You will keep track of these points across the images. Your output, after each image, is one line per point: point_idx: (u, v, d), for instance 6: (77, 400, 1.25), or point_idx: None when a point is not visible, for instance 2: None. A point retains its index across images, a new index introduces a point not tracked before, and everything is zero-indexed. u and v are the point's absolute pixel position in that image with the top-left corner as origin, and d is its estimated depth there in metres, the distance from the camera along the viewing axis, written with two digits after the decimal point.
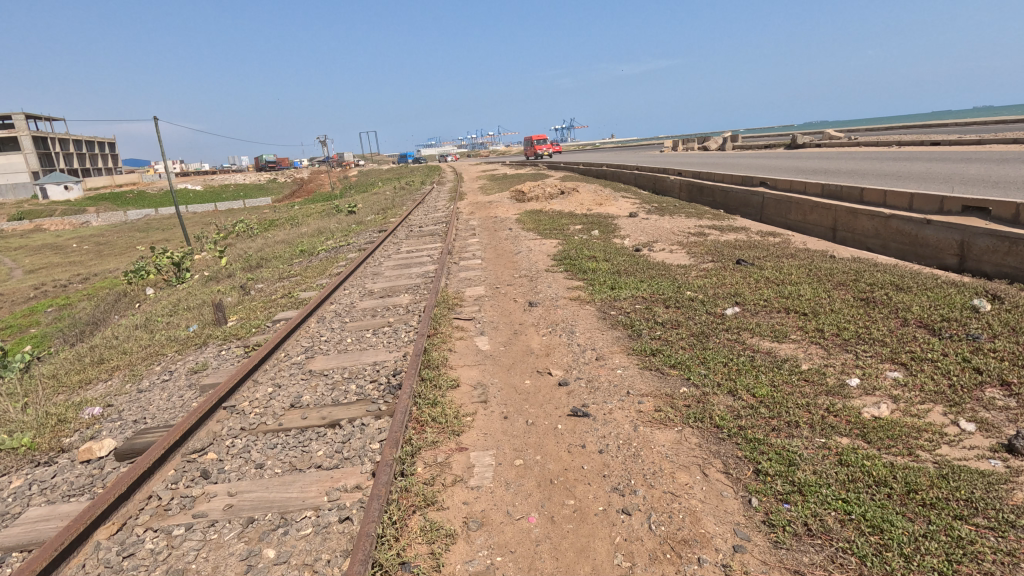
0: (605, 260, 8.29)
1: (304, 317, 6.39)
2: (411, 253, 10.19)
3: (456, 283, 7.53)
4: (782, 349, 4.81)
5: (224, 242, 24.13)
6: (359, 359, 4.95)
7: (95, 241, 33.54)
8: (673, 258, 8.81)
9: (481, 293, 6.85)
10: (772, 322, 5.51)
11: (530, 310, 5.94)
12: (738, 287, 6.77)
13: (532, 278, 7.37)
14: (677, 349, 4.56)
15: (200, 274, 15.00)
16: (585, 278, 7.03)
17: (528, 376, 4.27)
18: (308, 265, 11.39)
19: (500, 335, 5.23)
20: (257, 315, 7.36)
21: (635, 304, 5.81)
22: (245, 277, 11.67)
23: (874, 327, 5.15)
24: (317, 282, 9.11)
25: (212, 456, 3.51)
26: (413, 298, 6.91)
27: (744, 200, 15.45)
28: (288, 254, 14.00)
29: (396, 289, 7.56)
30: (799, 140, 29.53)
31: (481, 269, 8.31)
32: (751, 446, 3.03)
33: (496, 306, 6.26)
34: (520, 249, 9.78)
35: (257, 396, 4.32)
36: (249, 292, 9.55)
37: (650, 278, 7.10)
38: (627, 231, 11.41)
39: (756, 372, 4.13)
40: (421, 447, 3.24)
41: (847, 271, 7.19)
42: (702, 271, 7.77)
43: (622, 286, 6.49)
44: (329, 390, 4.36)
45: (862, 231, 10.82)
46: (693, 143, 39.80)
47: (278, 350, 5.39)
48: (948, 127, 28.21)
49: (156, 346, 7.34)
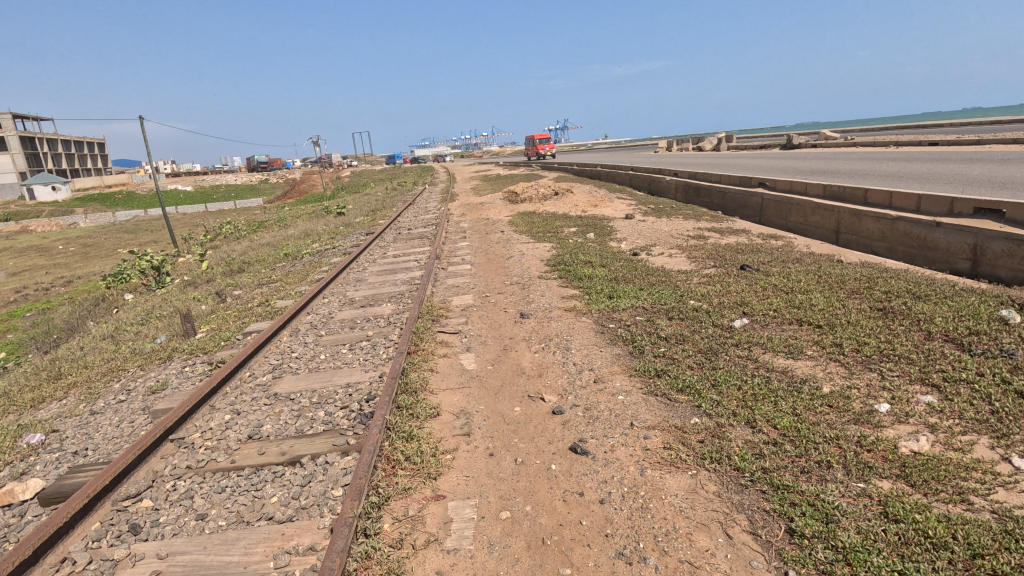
0: (602, 265, 7.82)
1: (276, 329, 5.87)
2: (398, 258, 9.69)
3: (443, 290, 7.05)
4: (798, 367, 4.36)
5: (211, 244, 23.53)
6: (331, 379, 4.45)
7: (81, 242, 32.78)
8: (672, 263, 8.36)
9: (469, 302, 6.37)
10: (785, 335, 5.06)
11: (521, 322, 5.46)
12: (745, 295, 6.32)
13: (524, 286, 6.89)
14: (683, 370, 4.10)
15: (181, 278, 14.43)
16: (581, 286, 6.56)
17: (518, 402, 3.79)
18: (290, 270, 10.86)
19: (488, 352, 4.74)
20: (229, 327, 6.84)
21: (635, 316, 5.35)
22: (224, 283, 11.11)
23: (897, 342, 4.70)
24: (296, 289, 8.59)
25: (147, 503, 3.00)
26: (395, 308, 6.41)
27: (743, 201, 15.03)
28: (272, 258, 13.45)
29: (378, 298, 7.06)
30: (795, 139, 29.21)
31: (470, 275, 7.82)
32: (779, 495, 2.58)
33: (485, 317, 5.78)
34: (512, 253, 9.30)
35: (211, 425, 3.82)
36: (225, 300, 9.00)
37: (650, 285, 6.63)
38: (624, 234, 10.95)
39: (773, 397, 3.68)
40: (391, 496, 2.75)
41: (859, 277, 6.75)
42: (705, 277, 7.30)
43: (621, 295, 6.03)
44: (294, 418, 3.87)
45: (867, 233, 10.43)
46: (688, 144, 39.48)
47: (242, 368, 4.88)
48: (945, 128, 27.99)
49: (119, 360, 6.81)
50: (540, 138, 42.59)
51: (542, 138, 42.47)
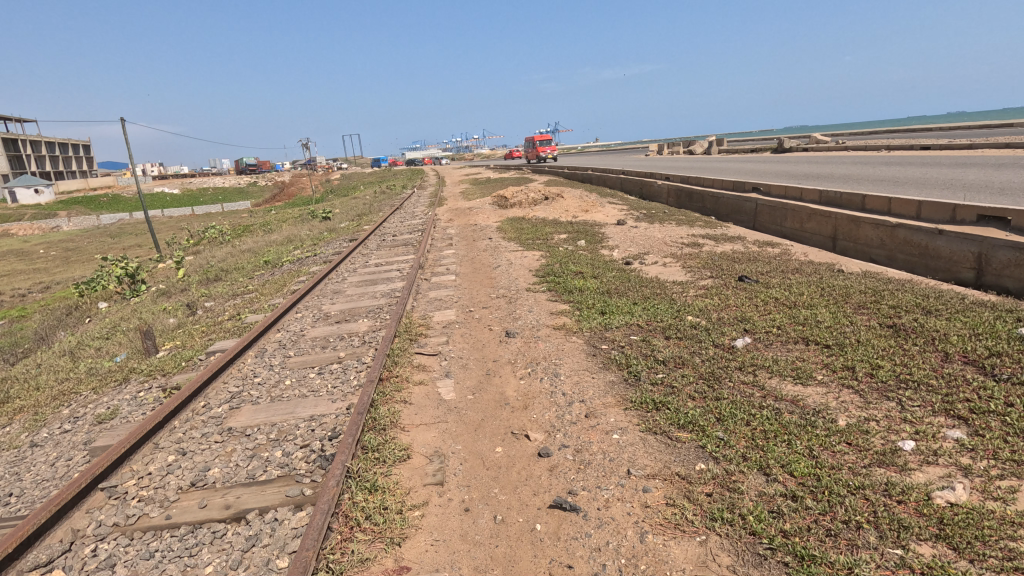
0: (594, 277, 7.41)
1: (240, 349, 5.39)
2: (380, 267, 9.25)
3: (424, 304, 6.60)
4: (809, 395, 3.98)
5: (193, 250, 22.86)
6: (294, 411, 4.00)
7: (63, 246, 31.96)
8: (667, 273, 7.98)
9: (450, 318, 5.93)
10: (792, 357, 4.68)
11: (506, 342, 5.03)
12: (744, 310, 5.94)
13: (510, 299, 6.45)
14: (685, 401, 3.69)
15: (157, 287, 13.83)
16: (571, 300, 6.16)
17: (501, 441, 3.36)
18: (267, 279, 10.35)
19: (469, 378, 4.31)
20: (193, 345, 6.36)
21: (629, 335, 4.94)
22: (198, 293, 10.56)
23: (913, 365, 4.33)
24: (270, 301, 8.10)
25: (59, 574, 2.55)
26: (372, 324, 5.96)
27: (737, 206, 14.72)
28: (252, 266, 12.93)
29: (355, 313, 6.60)
30: (786, 143, 29.09)
31: (454, 287, 7.40)
32: (804, 568, 2.17)
33: (467, 335, 5.35)
34: (500, 262, 8.88)
35: (150, 470, 3.35)
36: (195, 314, 8.49)
37: (645, 299, 6.23)
38: (616, 241, 10.55)
39: (786, 434, 3.28)
40: (344, 571, 2.32)
41: (864, 290, 6.40)
42: (703, 290, 6.91)
43: (614, 311, 5.63)
44: (246, 459, 3.42)
45: (866, 240, 10.13)
46: (678, 147, 39.35)
47: (197, 396, 4.41)
48: (934, 132, 27.99)
49: (73, 380, 6.30)
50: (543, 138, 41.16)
51: (544, 138, 41.09)
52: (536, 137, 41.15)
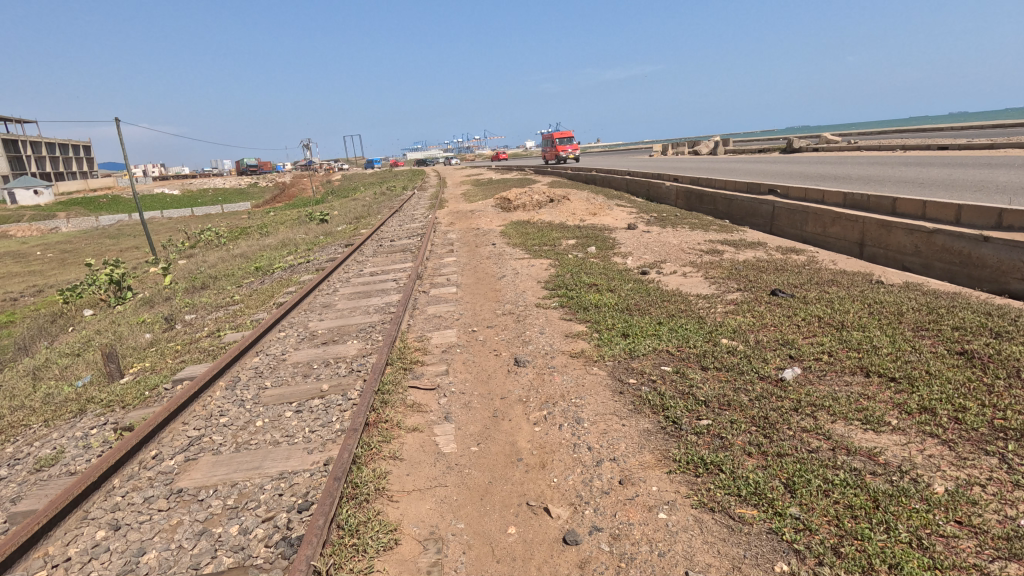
0: (609, 289, 6.72)
1: (209, 379, 4.65)
2: (375, 276, 8.57)
3: (421, 322, 5.89)
4: (888, 448, 3.25)
5: (188, 253, 22.17)
6: (260, 466, 3.30)
7: (61, 247, 31.43)
8: (689, 285, 7.28)
9: (451, 340, 5.21)
10: (854, 393, 3.96)
11: (515, 373, 4.32)
12: (785, 333, 5.23)
13: (518, 318, 5.74)
14: (742, 461, 2.98)
15: (144, 294, 13.15)
16: (587, 318, 5.47)
17: (514, 517, 2.66)
18: (255, 289, 9.66)
19: (473, 424, 3.60)
20: (163, 370, 5.65)
21: (659, 365, 4.23)
22: (182, 303, 9.89)
23: (1006, 405, 3.59)
24: (253, 315, 7.40)
25: None
26: (362, 347, 5.26)
27: (753, 209, 14.01)
28: (243, 272, 12.27)
29: (344, 331, 5.90)
30: (796, 143, 28.39)
31: (455, 301, 6.70)
32: None
33: (470, 363, 4.65)
34: (504, 272, 8.19)
35: (69, 555, 2.65)
36: (174, 328, 7.79)
37: (670, 318, 5.52)
38: (629, 248, 9.84)
39: (879, 512, 2.56)
40: None
41: (917, 306, 5.67)
42: (734, 306, 6.18)
43: (638, 333, 4.92)
44: (192, 537, 2.72)
45: (898, 246, 9.41)
46: (683, 147, 38.68)
47: (149, 442, 3.69)
48: (948, 132, 27.33)
49: (27, 408, 5.58)
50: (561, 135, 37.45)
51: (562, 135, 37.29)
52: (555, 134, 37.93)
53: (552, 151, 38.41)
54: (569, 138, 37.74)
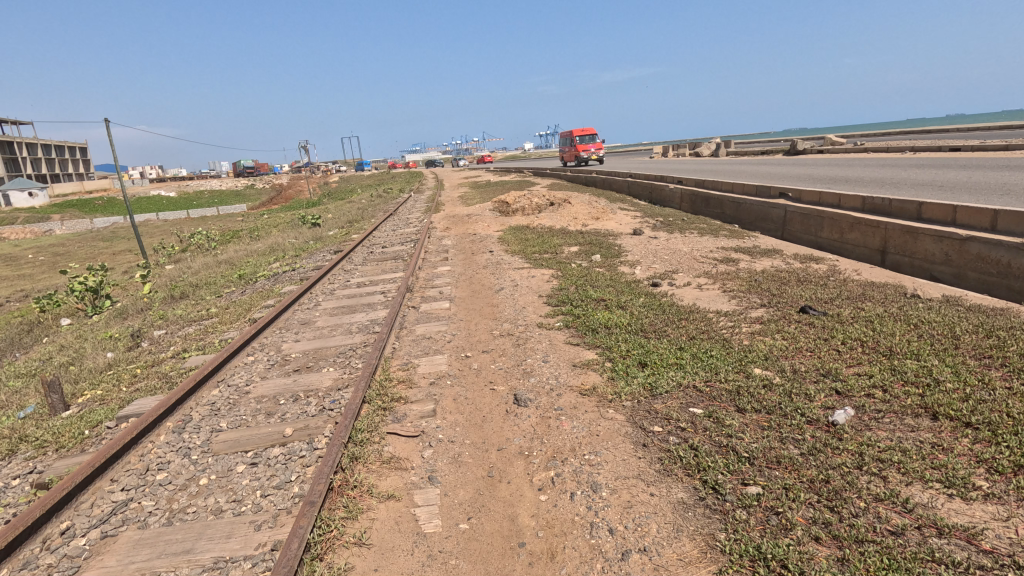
0: (619, 306, 6.05)
1: (154, 420, 3.93)
2: (363, 288, 7.89)
3: (408, 345, 5.19)
4: (989, 527, 2.54)
5: (177, 257, 21.42)
6: (192, 550, 2.60)
7: (52, 251, 30.66)
8: (706, 301, 6.61)
9: (441, 370, 4.51)
10: (925, 442, 3.26)
11: (515, 417, 3.62)
12: (824, 359, 4.54)
13: (518, 341, 5.04)
14: (811, 553, 2.27)
15: (122, 303, 12.39)
16: (596, 342, 4.78)
17: None
18: (234, 301, 8.93)
19: (463, 489, 2.91)
20: (111, 402, 4.90)
21: (687, 408, 3.53)
22: (156, 315, 9.16)
23: None
24: (225, 333, 6.70)
25: None
26: (338, 378, 4.56)
27: (764, 214, 13.36)
28: (226, 280, 11.55)
29: (321, 356, 5.20)
30: (800, 145, 27.86)
31: (447, 318, 6.03)
32: None
33: (461, 400, 3.95)
34: (502, 284, 7.51)
35: None
36: (139, 347, 7.06)
37: (692, 344, 4.84)
38: (636, 256, 9.16)
39: None
40: None
41: (970, 327, 4.99)
42: (760, 327, 5.50)
43: (658, 364, 4.23)
44: None
45: (925, 254, 8.74)
46: (684, 149, 38.15)
47: (62, 511, 2.97)
48: (955, 133, 26.87)
49: None
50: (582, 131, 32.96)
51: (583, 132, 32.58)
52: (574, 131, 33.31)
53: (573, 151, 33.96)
54: (592, 136, 33.20)
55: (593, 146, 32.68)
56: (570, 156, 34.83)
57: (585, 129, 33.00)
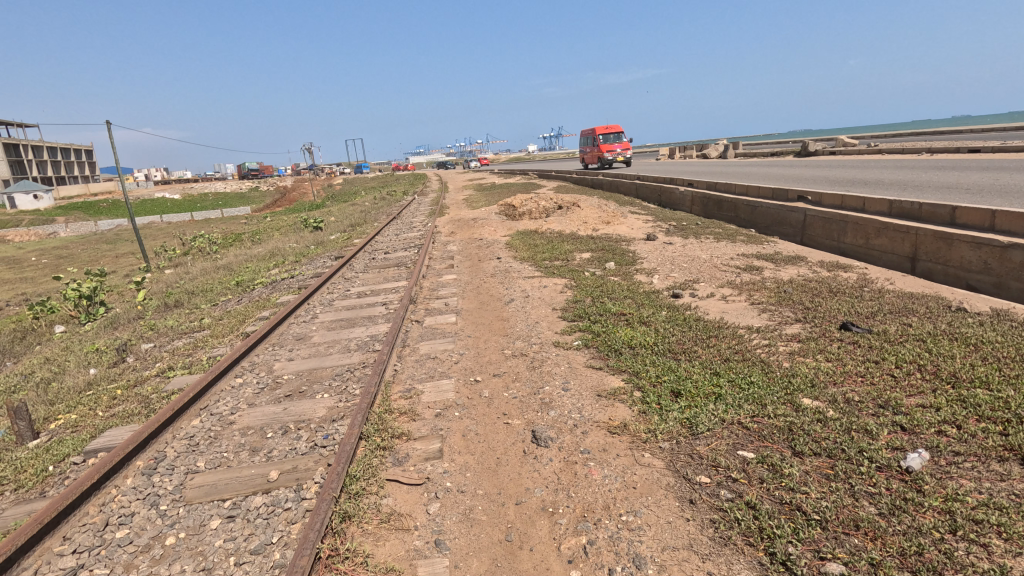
0: (641, 321, 5.56)
1: (122, 460, 3.44)
2: (363, 298, 7.43)
3: (412, 367, 4.70)
4: None
5: (178, 260, 21.04)
6: None
7: (55, 253, 30.35)
8: (733, 315, 6.10)
9: (448, 398, 4.01)
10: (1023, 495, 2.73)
11: (535, 461, 3.12)
12: (880, 386, 4.02)
13: (533, 363, 4.54)
14: None
15: (116, 310, 11.94)
16: (620, 366, 4.28)
17: None
18: (228, 311, 8.46)
19: (477, 558, 2.42)
20: (84, 431, 4.44)
21: (737, 452, 3.03)
22: (147, 325, 8.70)
23: None
24: (215, 349, 6.23)
25: None
26: (333, 407, 4.06)
27: (781, 217, 12.83)
28: (223, 287, 11.11)
29: (316, 378, 4.72)
30: (811, 147, 27.29)
31: (454, 334, 5.55)
32: None
33: (471, 438, 3.44)
34: (512, 294, 7.04)
35: None
36: (124, 363, 6.59)
37: (728, 368, 4.33)
38: (653, 264, 8.66)
39: None
40: None
41: None
42: (799, 346, 4.99)
43: (695, 396, 3.72)
44: None
45: (961, 262, 8.20)
46: (691, 151, 37.57)
47: None
48: (970, 134, 26.22)
49: None
50: (604, 127, 30.65)
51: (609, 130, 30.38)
52: (595, 128, 30.75)
53: (594, 151, 31.47)
54: (617, 135, 30.83)
55: (618, 146, 30.54)
56: (592, 156, 31.95)
57: (610, 125, 30.70)
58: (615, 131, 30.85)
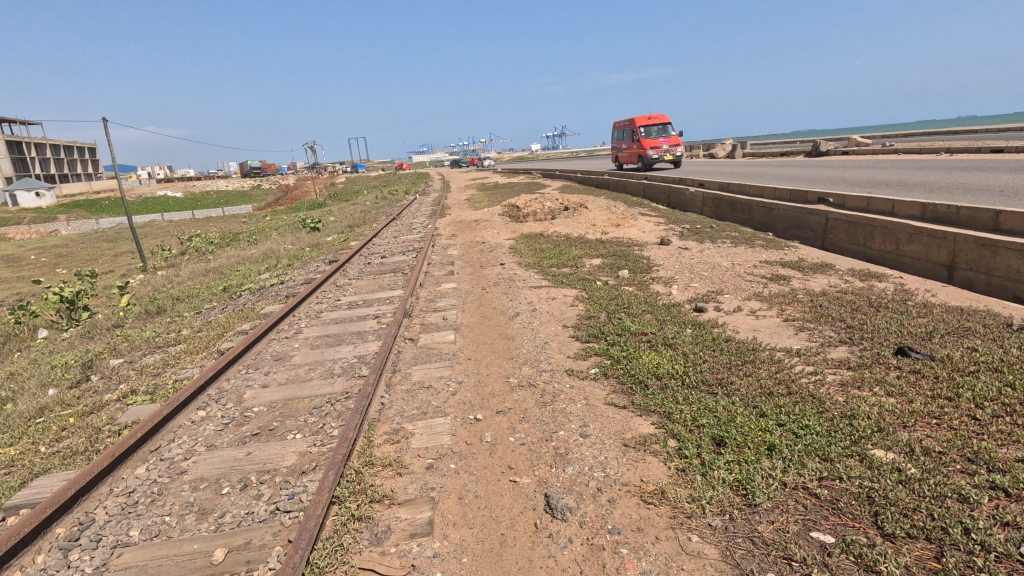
0: (665, 342, 4.88)
1: (36, 530, 2.77)
2: (353, 310, 6.76)
3: (402, 400, 4.01)
4: None
5: (173, 261, 20.36)
6: None
7: (52, 252, 29.63)
8: (767, 333, 5.41)
9: (443, 445, 3.33)
10: None
11: (551, 542, 2.45)
12: (963, 433, 3.32)
13: (546, 398, 3.85)
14: None
15: (97, 317, 11.25)
16: (649, 407, 3.57)
17: None
18: (209, 321, 7.77)
19: None
20: (15, 475, 3.78)
21: (810, 536, 2.35)
22: (122, 336, 8.01)
23: None
24: (184, 370, 5.54)
25: None
26: (304, 455, 3.38)
27: (802, 221, 12.09)
28: (209, 293, 10.43)
29: (290, 412, 4.05)
30: (824, 147, 26.54)
31: (452, 355, 4.87)
32: None
33: (468, 505, 2.75)
34: (517, 307, 6.35)
35: None
36: (86, 383, 5.90)
37: (778, 407, 3.63)
38: (670, 272, 7.97)
39: None
40: None
41: None
42: (851, 375, 4.29)
43: (745, 450, 3.01)
44: None
45: (1006, 271, 7.49)
46: (699, 150, 36.79)
47: None
48: (986, 134, 25.44)
49: None
50: (650, 120, 29.18)
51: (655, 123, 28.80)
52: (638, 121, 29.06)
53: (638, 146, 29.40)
54: (663, 128, 29.01)
55: (665, 142, 28.50)
56: (632, 152, 30.08)
57: (654, 117, 29.12)
58: (660, 125, 29.13)
